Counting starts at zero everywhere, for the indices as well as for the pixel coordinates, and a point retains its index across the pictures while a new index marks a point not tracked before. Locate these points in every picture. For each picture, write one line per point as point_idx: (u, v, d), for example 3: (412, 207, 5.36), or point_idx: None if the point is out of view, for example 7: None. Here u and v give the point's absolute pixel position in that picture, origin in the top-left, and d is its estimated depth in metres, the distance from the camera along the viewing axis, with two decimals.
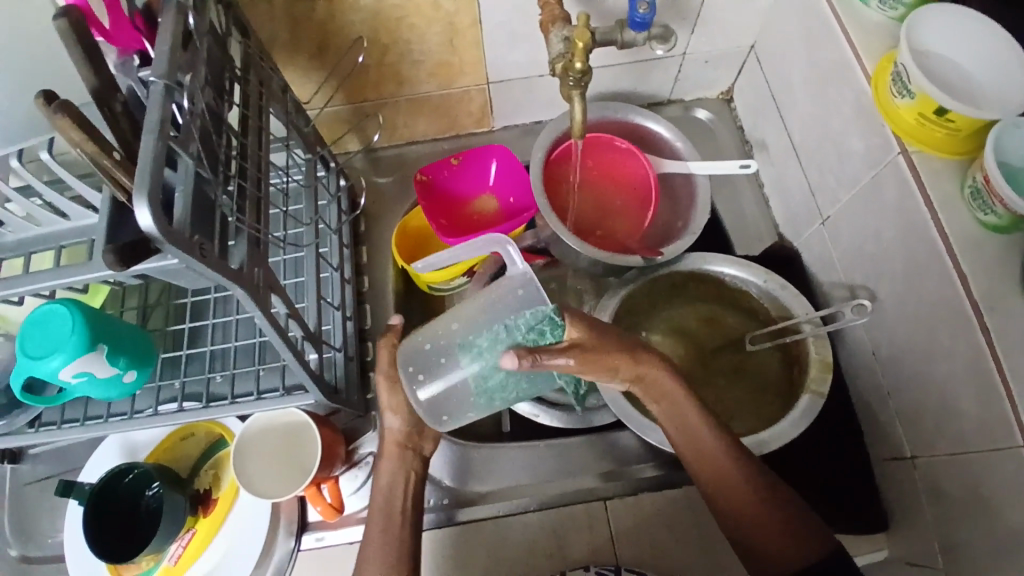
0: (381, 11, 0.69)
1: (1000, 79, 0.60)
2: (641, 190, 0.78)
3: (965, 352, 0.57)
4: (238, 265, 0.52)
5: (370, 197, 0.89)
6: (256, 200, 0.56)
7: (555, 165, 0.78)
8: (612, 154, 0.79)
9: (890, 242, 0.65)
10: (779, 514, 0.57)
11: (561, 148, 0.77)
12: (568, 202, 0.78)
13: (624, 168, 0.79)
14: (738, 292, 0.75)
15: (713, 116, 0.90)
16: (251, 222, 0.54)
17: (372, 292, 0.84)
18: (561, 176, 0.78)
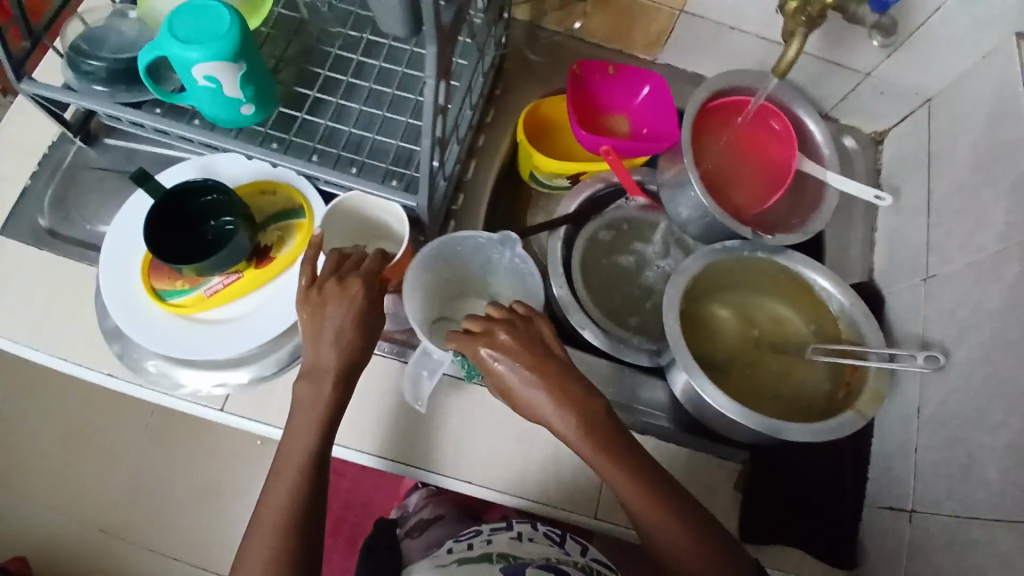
0: None
1: None
2: (775, 177, 0.78)
3: (1015, 427, 0.59)
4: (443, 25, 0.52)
5: (515, 66, 0.89)
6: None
7: (716, 109, 0.78)
8: (768, 135, 0.79)
9: (985, 312, 0.66)
10: (706, 544, 0.63)
11: (737, 98, 0.78)
12: (707, 147, 0.78)
13: (772, 153, 0.79)
14: (819, 304, 0.75)
15: (857, 147, 0.91)
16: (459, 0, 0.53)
17: (483, 150, 0.84)
18: (714, 123, 0.78)
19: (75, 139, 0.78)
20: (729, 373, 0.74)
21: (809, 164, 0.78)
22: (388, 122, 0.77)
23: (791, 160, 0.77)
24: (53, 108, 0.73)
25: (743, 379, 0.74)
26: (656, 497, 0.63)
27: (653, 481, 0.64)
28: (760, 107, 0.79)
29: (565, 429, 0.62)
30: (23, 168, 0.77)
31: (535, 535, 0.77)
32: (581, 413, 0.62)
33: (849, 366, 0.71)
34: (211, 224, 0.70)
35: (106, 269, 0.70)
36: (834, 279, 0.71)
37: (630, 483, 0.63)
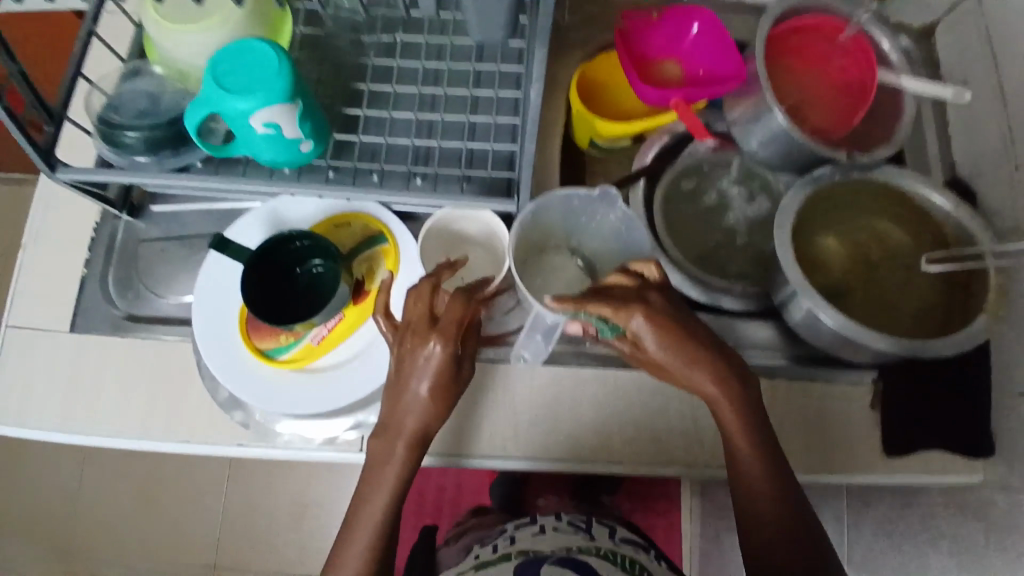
0: None
1: None
2: (855, 99, 0.75)
3: None
4: None
5: (549, 31, 0.83)
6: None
7: (790, 31, 0.76)
8: (846, 57, 0.76)
9: None
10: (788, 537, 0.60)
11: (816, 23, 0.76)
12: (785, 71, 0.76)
13: (851, 76, 0.75)
14: (922, 216, 0.74)
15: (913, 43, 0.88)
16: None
17: (541, 128, 0.80)
18: (789, 47, 0.76)
19: (122, 214, 0.73)
20: (846, 301, 0.73)
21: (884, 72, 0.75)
22: (447, 124, 0.72)
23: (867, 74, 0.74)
24: (94, 188, 0.68)
25: (862, 304, 0.73)
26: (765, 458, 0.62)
27: (768, 464, 0.62)
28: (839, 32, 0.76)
29: (718, 396, 0.61)
30: (74, 256, 0.73)
31: (560, 525, 0.79)
32: (723, 387, 0.61)
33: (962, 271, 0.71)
34: (298, 271, 0.66)
35: (202, 340, 0.67)
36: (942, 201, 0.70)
37: (745, 456, 0.62)
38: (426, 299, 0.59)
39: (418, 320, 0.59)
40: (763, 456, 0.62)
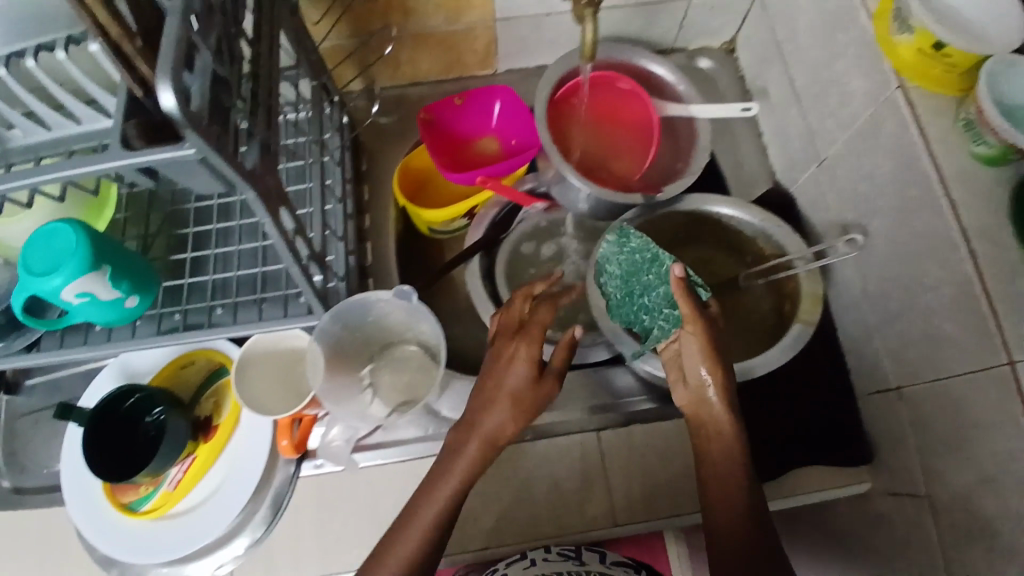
0: None
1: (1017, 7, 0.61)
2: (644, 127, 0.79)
3: (950, 280, 0.60)
4: (252, 168, 0.52)
5: (369, 134, 0.89)
6: (267, 110, 0.55)
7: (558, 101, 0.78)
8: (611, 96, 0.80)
9: (881, 178, 0.67)
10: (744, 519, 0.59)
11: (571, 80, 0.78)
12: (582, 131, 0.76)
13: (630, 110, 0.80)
14: (736, 236, 0.78)
15: (715, 66, 0.91)
16: (262, 128, 0.54)
17: (373, 228, 0.84)
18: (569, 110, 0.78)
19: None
20: None
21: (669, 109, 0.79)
22: (270, 248, 0.77)
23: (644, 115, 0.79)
24: None
25: None
26: (748, 494, 0.60)
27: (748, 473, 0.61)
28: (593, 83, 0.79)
29: (724, 424, 0.61)
30: None
31: None
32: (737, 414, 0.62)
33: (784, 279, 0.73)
34: (147, 421, 0.70)
35: (70, 503, 0.71)
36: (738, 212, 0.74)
37: (721, 452, 0.62)
38: (501, 354, 0.62)
39: (494, 384, 0.60)
40: (745, 478, 0.61)
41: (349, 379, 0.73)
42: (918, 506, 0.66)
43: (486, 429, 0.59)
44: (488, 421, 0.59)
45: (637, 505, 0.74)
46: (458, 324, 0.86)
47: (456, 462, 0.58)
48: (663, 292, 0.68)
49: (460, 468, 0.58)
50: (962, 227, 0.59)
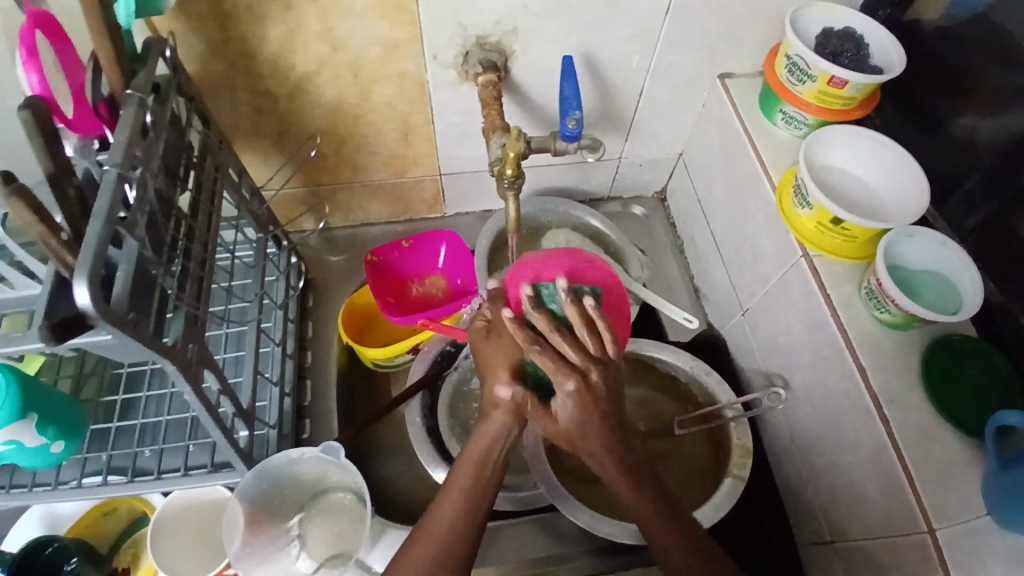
0: (339, 108, 0.76)
1: (904, 186, 0.68)
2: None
3: (867, 443, 0.62)
4: (171, 340, 0.54)
5: (321, 273, 0.92)
6: (197, 280, 0.58)
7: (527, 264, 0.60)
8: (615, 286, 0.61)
9: (795, 334, 0.71)
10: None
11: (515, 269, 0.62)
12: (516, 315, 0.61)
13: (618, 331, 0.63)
14: (669, 379, 0.82)
15: (647, 213, 1.01)
16: (190, 299, 0.56)
17: (313, 366, 0.85)
18: (525, 286, 0.59)
19: None
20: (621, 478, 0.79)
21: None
22: None
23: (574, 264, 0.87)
24: None
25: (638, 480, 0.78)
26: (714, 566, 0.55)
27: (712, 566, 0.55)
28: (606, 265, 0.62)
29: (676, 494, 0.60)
30: None
31: None
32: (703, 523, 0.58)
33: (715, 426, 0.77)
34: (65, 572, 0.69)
35: None
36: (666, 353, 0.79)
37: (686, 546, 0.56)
38: (488, 419, 0.58)
39: (480, 443, 0.57)
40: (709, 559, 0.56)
41: (274, 534, 0.71)
42: None
43: (484, 458, 0.57)
44: (486, 430, 0.58)
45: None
46: (400, 460, 0.86)
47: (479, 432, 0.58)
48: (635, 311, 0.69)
49: (460, 484, 0.55)
50: (873, 394, 0.61)
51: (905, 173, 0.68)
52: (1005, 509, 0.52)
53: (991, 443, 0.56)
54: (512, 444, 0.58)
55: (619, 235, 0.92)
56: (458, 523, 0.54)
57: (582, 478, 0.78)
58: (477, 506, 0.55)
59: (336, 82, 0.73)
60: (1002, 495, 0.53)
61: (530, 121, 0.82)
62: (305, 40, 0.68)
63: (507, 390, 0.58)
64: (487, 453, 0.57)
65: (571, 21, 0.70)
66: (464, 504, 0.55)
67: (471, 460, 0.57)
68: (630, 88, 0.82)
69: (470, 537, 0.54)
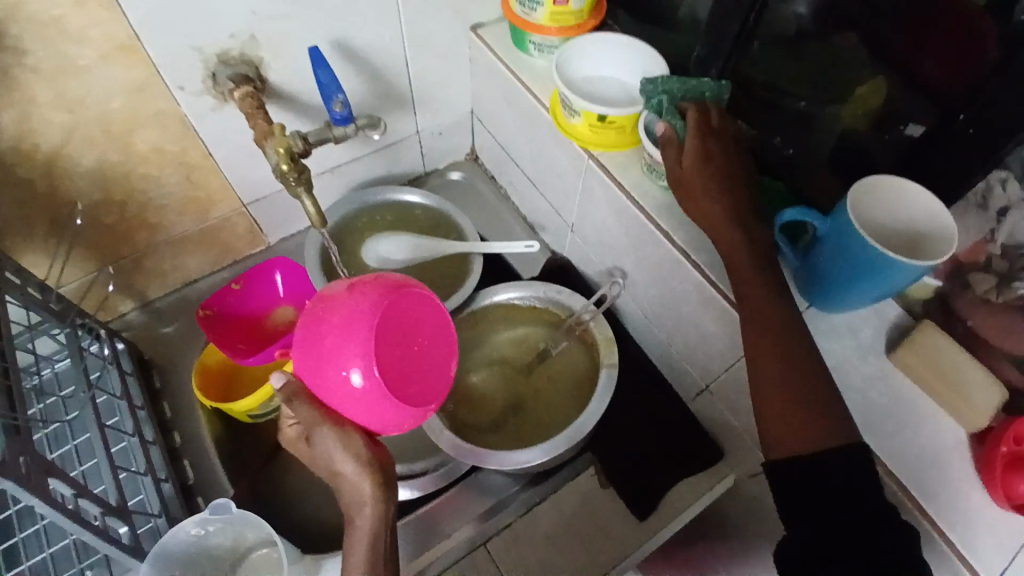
0: (104, 173, 0.72)
1: (647, 69, 0.77)
2: (412, 419, 0.55)
3: (693, 289, 0.70)
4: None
5: (159, 349, 0.86)
6: (7, 390, 0.56)
7: (330, 302, 0.55)
8: (419, 314, 0.58)
9: (615, 228, 0.78)
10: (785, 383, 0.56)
11: (313, 315, 0.55)
12: (317, 380, 0.54)
13: (422, 350, 0.58)
14: (529, 310, 0.87)
15: (466, 175, 1.05)
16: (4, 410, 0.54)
17: (186, 444, 0.80)
18: (329, 334, 0.53)
19: None
20: (522, 415, 0.82)
21: (418, 239, 0.89)
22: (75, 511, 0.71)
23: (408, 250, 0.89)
24: None
25: (538, 408, 0.82)
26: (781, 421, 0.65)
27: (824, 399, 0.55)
28: (419, 284, 0.58)
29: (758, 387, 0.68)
30: None
31: None
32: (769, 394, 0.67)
33: (579, 331, 0.84)
34: None
35: None
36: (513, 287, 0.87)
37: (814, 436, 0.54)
38: (358, 525, 0.56)
39: (361, 553, 0.55)
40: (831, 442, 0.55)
41: None
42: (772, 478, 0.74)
43: (367, 547, 0.55)
44: (359, 524, 0.56)
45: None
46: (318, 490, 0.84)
47: (355, 526, 0.56)
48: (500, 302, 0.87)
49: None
50: (680, 247, 0.69)
51: (645, 57, 0.77)
52: (815, 288, 0.64)
53: (784, 247, 0.66)
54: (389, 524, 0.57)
55: (441, 200, 0.95)
56: None
57: (489, 430, 0.81)
58: None
59: (89, 144, 0.69)
60: (808, 274, 0.64)
61: (309, 123, 0.82)
62: (36, 111, 0.63)
63: (362, 486, 0.55)
64: (372, 542, 0.56)
65: (309, 13, 0.71)
66: None
67: (358, 555, 0.55)
68: (396, 63, 0.84)
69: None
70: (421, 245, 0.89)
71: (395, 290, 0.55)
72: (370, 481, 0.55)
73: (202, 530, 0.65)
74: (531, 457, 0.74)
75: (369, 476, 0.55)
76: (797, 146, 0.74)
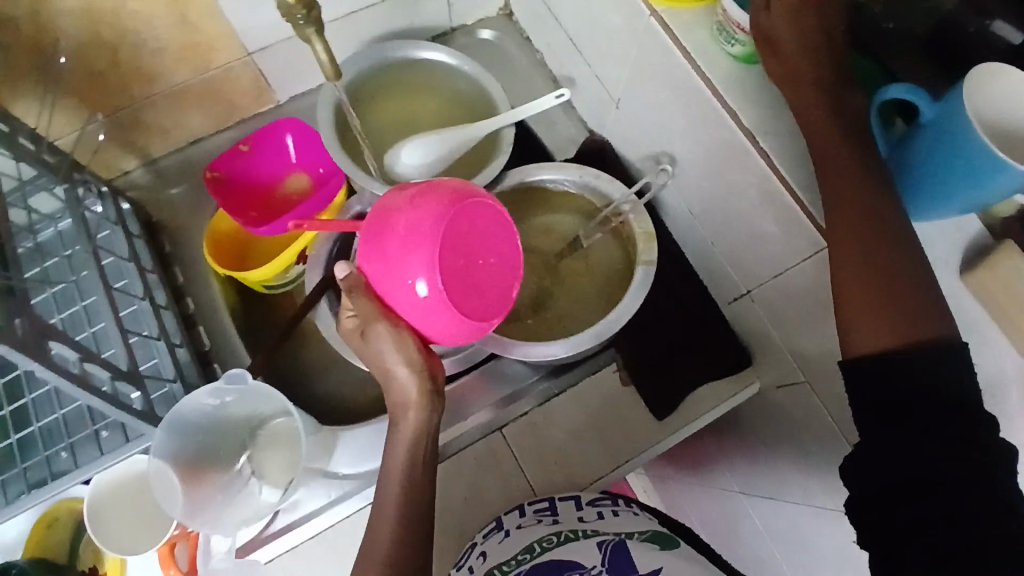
0: (84, 5, 0.62)
1: None
2: (468, 333, 0.54)
3: (755, 184, 0.61)
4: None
5: (166, 212, 0.81)
6: None
7: (394, 207, 0.52)
8: (485, 227, 0.54)
9: (670, 106, 0.68)
10: (877, 289, 0.51)
11: (377, 218, 0.52)
12: (378, 286, 0.53)
13: (490, 269, 0.55)
14: (562, 195, 0.81)
15: (498, 34, 0.92)
16: None
17: (200, 310, 0.77)
18: (395, 240, 0.51)
19: None
20: (547, 308, 0.78)
21: (426, 138, 0.77)
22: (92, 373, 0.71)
23: (427, 147, 0.77)
24: None
25: (563, 300, 0.78)
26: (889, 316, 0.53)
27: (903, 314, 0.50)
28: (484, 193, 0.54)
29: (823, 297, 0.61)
30: None
31: None
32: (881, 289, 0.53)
33: (618, 223, 0.77)
34: None
35: None
36: (549, 167, 0.79)
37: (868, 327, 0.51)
38: (402, 425, 0.58)
39: (403, 452, 0.57)
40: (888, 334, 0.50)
41: (224, 480, 0.66)
42: (803, 392, 0.71)
43: (410, 443, 0.57)
44: (402, 423, 0.57)
45: (553, 461, 0.76)
46: None
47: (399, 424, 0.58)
48: (534, 187, 0.81)
49: (396, 475, 0.57)
50: (748, 132, 0.60)
51: None
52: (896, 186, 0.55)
53: (877, 133, 0.56)
54: (434, 430, 0.58)
55: (472, 62, 0.84)
56: (408, 507, 0.57)
57: (512, 320, 0.77)
58: (418, 493, 0.57)
59: None
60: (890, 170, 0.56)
61: None
62: None
63: (411, 391, 0.56)
64: (411, 442, 0.57)
65: None
66: (405, 486, 0.57)
67: (401, 451, 0.57)
68: None
69: (415, 540, 0.56)
70: (443, 139, 0.76)
71: (462, 200, 0.52)
72: (423, 383, 0.56)
73: (215, 399, 0.66)
74: (555, 350, 0.71)
75: (420, 379, 0.56)
76: (904, 16, 0.60)
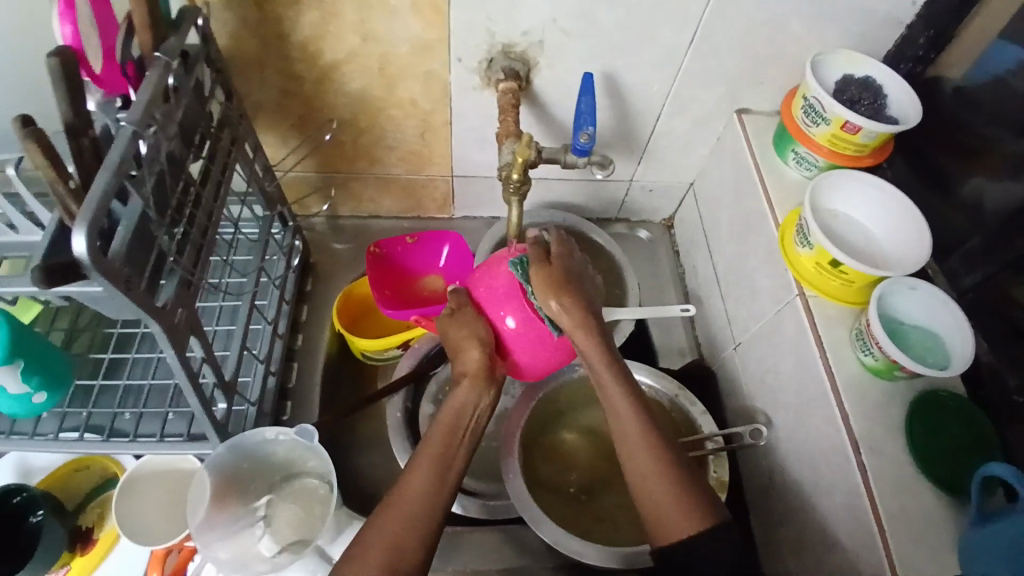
0: (363, 101, 0.77)
1: (910, 243, 0.67)
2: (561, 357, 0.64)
3: (844, 490, 0.60)
4: (163, 301, 0.54)
5: (323, 258, 0.93)
6: (196, 247, 0.59)
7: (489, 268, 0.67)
8: None
9: (786, 376, 0.70)
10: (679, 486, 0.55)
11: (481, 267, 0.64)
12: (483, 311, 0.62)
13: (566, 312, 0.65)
14: (654, 402, 0.83)
15: (653, 238, 1.02)
16: (186, 264, 0.57)
17: (303, 349, 0.85)
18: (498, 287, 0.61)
19: None
20: (601, 499, 0.79)
21: None
22: None
23: None
24: None
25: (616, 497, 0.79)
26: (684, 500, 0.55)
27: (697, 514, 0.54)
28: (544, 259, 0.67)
29: None
30: None
31: None
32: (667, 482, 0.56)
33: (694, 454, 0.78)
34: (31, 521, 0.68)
35: None
36: (650, 371, 0.81)
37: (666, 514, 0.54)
38: (457, 390, 0.58)
39: (448, 422, 0.57)
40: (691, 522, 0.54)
41: (240, 513, 0.69)
42: None
43: (460, 413, 0.57)
44: (463, 391, 0.58)
45: None
46: (378, 451, 0.85)
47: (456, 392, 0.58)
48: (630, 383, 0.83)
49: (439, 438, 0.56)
50: (852, 438, 0.60)
51: (913, 230, 0.67)
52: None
53: (976, 513, 0.54)
54: (482, 415, 0.58)
55: (623, 253, 0.93)
56: (438, 477, 0.54)
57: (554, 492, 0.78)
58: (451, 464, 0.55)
59: (363, 73, 0.73)
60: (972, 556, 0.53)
61: (547, 137, 0.83)
62: (337, 29, 0.68)
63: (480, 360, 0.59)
64: (461, 411, 0.57)
65: (599, 41, 0.71)
66: (442, 449, 0.56)
67: (448, 422, 0.57)
68: (649, 114, 0.82)
69: (438, 510, 0.53)
70: None
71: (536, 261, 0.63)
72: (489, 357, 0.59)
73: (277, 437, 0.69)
74: (583, 552, 0.70)
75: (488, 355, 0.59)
76: None
